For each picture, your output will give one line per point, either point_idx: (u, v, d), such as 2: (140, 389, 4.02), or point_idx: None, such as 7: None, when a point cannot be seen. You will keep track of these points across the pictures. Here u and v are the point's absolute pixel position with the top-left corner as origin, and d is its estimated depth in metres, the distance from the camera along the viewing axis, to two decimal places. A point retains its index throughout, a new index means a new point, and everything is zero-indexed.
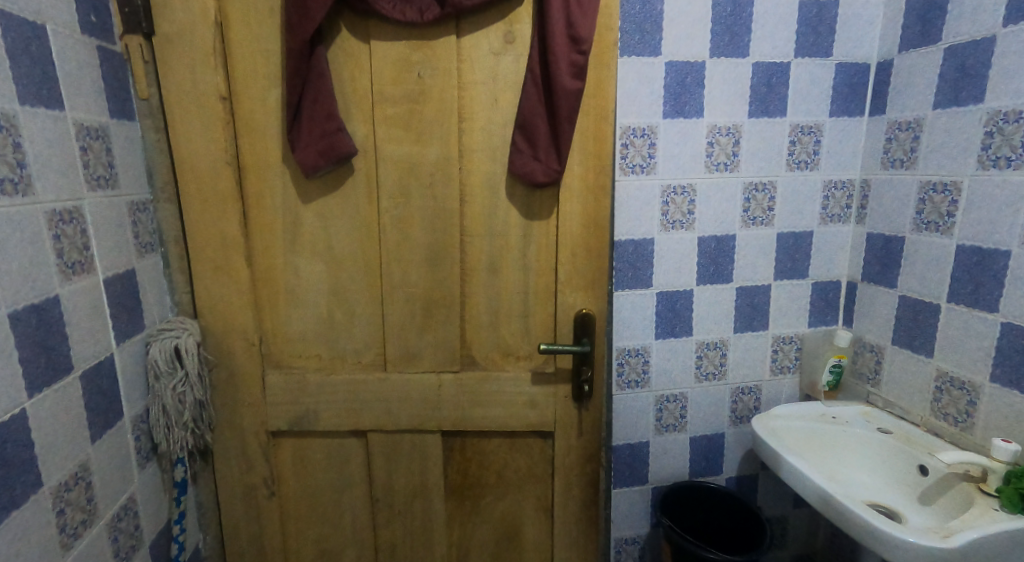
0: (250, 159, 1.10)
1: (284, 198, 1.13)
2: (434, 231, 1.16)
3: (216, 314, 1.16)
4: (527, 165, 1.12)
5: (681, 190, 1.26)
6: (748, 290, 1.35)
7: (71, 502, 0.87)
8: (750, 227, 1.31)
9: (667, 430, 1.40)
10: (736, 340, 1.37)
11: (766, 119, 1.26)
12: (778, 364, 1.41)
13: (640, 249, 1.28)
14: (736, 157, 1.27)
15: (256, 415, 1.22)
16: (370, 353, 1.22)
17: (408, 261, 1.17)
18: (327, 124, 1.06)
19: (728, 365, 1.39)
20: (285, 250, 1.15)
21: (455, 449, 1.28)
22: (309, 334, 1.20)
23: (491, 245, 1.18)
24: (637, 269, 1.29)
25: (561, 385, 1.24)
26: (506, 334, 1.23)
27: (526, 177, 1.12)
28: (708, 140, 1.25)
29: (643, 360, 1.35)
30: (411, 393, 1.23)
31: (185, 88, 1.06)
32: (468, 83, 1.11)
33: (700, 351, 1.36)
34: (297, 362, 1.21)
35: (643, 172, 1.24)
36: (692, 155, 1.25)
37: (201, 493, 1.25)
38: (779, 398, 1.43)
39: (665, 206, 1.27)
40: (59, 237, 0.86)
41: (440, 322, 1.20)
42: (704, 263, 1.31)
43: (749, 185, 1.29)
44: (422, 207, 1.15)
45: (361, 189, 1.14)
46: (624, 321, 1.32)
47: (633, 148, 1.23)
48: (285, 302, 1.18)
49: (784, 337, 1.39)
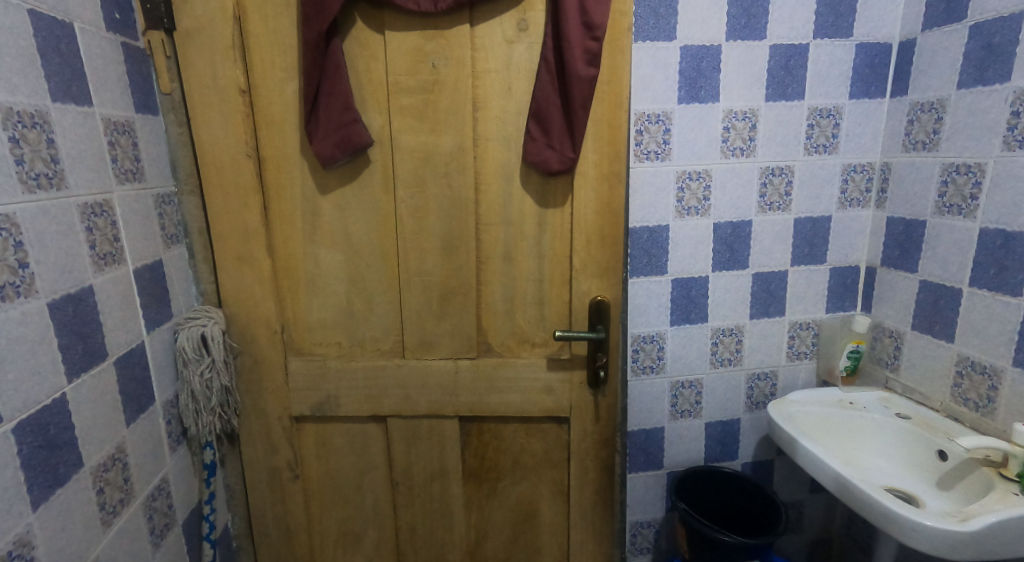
0: (270, 151, 1.13)
1: (303, 189, 1.16)
2: (450, 221, 1.18)
3: (240, 303, 1.20)
4: (541, 154, 1.12)
5: (696, 176, 1.26)
6: (764, 276, 1.34)
7: (110, 481, 0.91)
8: (767, 212, 1.30)
9: (682, 416, 1.41)
10: (752, 327, 1.38)
11: (784, 102, 1.24)
12: (795, 350, 1.40)
13: (655, 236, 1.28)
14: (753, 143, 1.26)
15: (279, 401, 1.26)
16: (389, 340, 1.25)
17: (425, 250, 1.19)
18: (344, 116, 1.08)
19: (744, 352, 1.39)
20: (305, 240, 1.19)
21: (473, 433, 1.31)
22: (329, 322, 1.24)
23: (506, 234, 1.19)
24: (652, 255, 1.29)
25: (576, 371, 1.26)
26: (522, 322, 1.24)
27: (541, 166, 1.12)
28: (724, 125, 1.24)
29: (658, 346, 1.36)
30: (429, 379, 1.26)
31: (205, 82, 1.09)
32: (482, 72, 1.11)
33: (715, 337, 1.37)
34: (318, 348, 1.25)
35: (659, 158, 1.24)
36: (708, 141, 1.25)
37: (229, 475, 1.30)
38: (795, 383, 1.42)
39: (680, 192, 1.27)
40: (91, 229, 0.89)
41: (456, 311, 1.23)
42: (720, 249, 1.31)
43: (767, 169, 1.28)
44: (437, 196, 1.17)
45: (378, 180, 1.16)
46: (639, 308, 1.33)
47: (648, 135, 1.23)
48: (307, 290, 1.22)
49: (801, 323, 1.38)
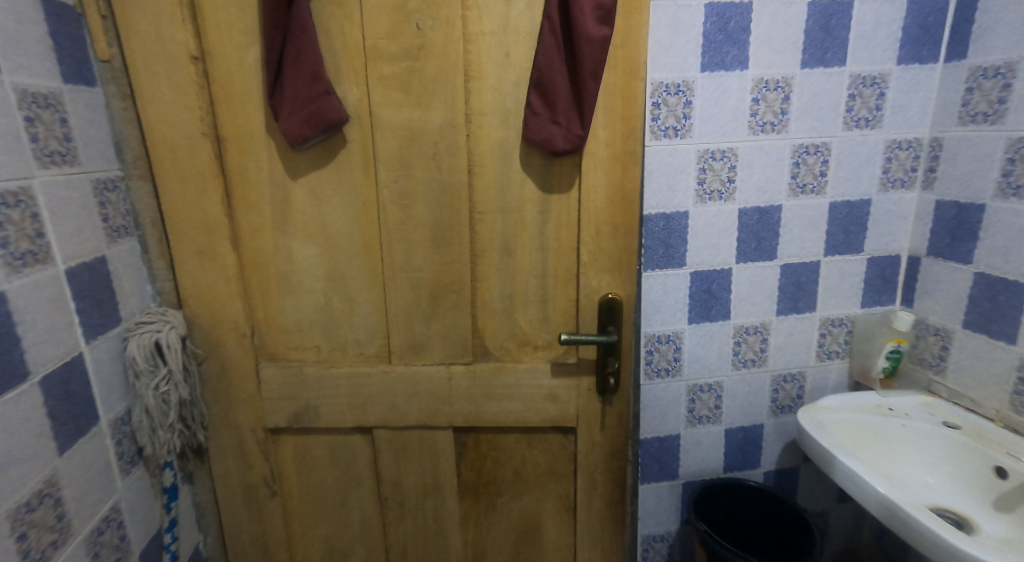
0: (231, 129, 0.98)
1: (271, 173, 1.01)
2: (440, 208, 1.03)
3: (203, 303, 1.06)
4: (544, 132, 0.96)
5: (720, 155, 1.11)
6: (794, 268, 1.21)
7: (36, 523, 0.77)
8: (799, 196, 1.16)
9: (700, 422, 1.28)
10: (779, 324, 1.24)
11: (822, 69, 1.08)
12: (826, 349, 1.26)
13: (672, 223, 1.14)
14: (786, 116, 1.10)
15: (252, 411, 1.12)
16: (373, 344, 1.11)
17: (412, 243, 1.05)
18: (313, 87, 0.92)
19: (770, 351, 1.25)
20: (275, 232, 1.04)
21: (469, 445, 1.18)
22: (306, 323, 1.10)
23: (504, 223, 1.04)
24: (669, 246, 1.15)
25: (584, 377, 1.12)
26: (522, 322, 1.10)
27: (543, 146, 0.97)
28: (753, 96, 1.09)
29: (675, 347, 1.22)
30: (419, 386, 1.12)
31: (151, 47, 0.93)
32: (475, 34, 0.96)
33: (738, 336, 1.24)
34: (294, 354, 1.11)
35: (678, 135, 1.09)
36: (734, 115, 1.09)
37: (199, 492, 1.17)
38: (825, 386, 1.29)
39: (702, 173, 1.12)
40: (3, 224, 0.75)
41: (448, 311, 1.09)
42: (746, 239, 1.17)
43: (800, 147, 1.13)
44: (425, 180, 1.02)
45: (357, 162, 1.01)
46: (654, 305, 1.19)
47: (666, 109, 1.07)
48: (279, 288, 1.08)
49: (833, 319, 1.25)
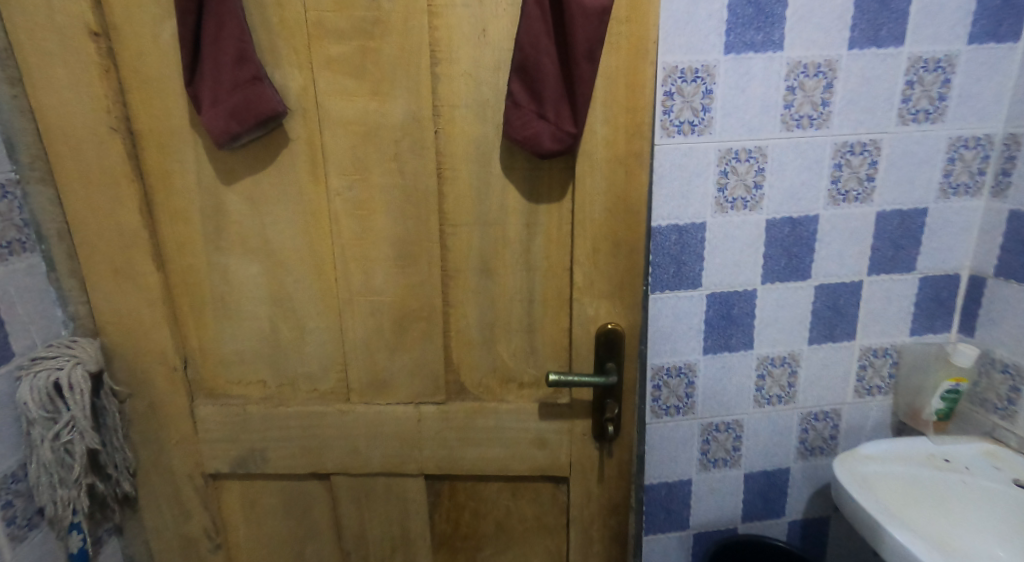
0: (147, 123, 0.80)
1: (199, 176, 0.83)
2: (404, 220, 0.85)
3: (123, 331, 0.88)
4: (529, 128, 0.77)
5: (745, 155, 0.92)
6: (831, 289, 1.01)
7: None
8: (840, 204, 0.96)
9: (715, 466, 1.10)
10: (811, 355, 1.05)
11: (874, 50, 0.88)
12: (866, 384, 1.08)
13: (686, 237, 0.95)
14: (828, 108, 0.91)
15: (187, 455, 0.96)
16: (329, 379, 0.94)
17: (372, 261, 0.87)
18: (238, 70, 0.73)
19: (799, 386, 1.07)
20: (207, 247, 0.87)
21: (444, 494, 1.01)
22: (249, 355, 0.92)
23: (482, 238, 0.86)
24: (681, 264, 0.97)
25: (578, 421, 0.94)
26: (505, 355, 0.92)
27: (528, 146, 0.78)
28: (788, 84, 0.89)
29: (687, 381, 1.04)
30: (383, 428, 0.95)
31: (42, 22, 0.75)
32: (443, 6, 0.77)
33: (762, 369, 1.05)
34: (236, 390, 0.94)
35: (694, 131, 0.90)
36: (764, 107, 0.90)
37: (131, 545, 0.99)
38: (864, 425, 1.10)
39: (723, 177, 0.93)
40: None
41: (416, 341, 0.91)
42: (774, 255, 0.98)
43: (843, 146, 0.93)
44: (385, 186, 0.83)
45: (302, 164, 0.83)
46: (662, 332, 1.01)
47: (681, 99, 0.88)
48: (215, 313, 0.90)
49: (875, 349, 1.06)
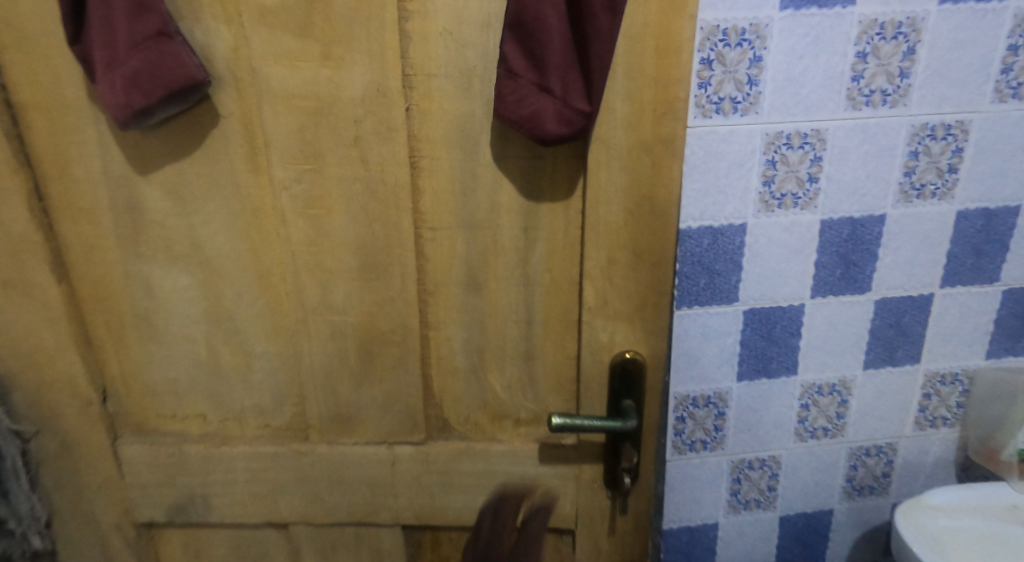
0: (32, 97, 0.62)
1: (104, 165, 0.65)
2: (368, 223, 0.66)
3: (24, 357, 0.72)
4: (526, 106, 0.57)
5: (799, 140, 0.73)
6: (895, 305, 0.84)
7: None
8: (913, 201, 0.78)
9: (745, 508, 0.93)
10: (865, 381, 0.88)
11: (971, 5, 0.69)
12: (928, 415, 0.90)
13: (720, 242, 0.78)
14: (907, 80, 0.71)
15: (113, 501, 0.79)
16: (283, 413, 0.77)
17: (329, 273, 0.68)
18: (133, 22, 0.53)
19: (849, 418, 0.90)
20: (122, 255, 0.69)
21: (424, 546, 0.84)
22: (183, 384, 0.75)
23: (468, 245, 0.68)
24: (714, 274, 0.79)
25: (585, 466, 0.77)
26: (497, 387, 0.75)
27: (525, 130, 0.58)
28: (858, 49, 0.70)
29: (716, 413, 0.87)
30: (348, 472, 0.78)
31: None
32: None
33: (806, 398, 0.88)
34: (170, 425, 0.77)
35: (737, 110, 0.71)
36: (826, 79, 0.71)
37: None
38: (923, 462, 0.93)
39: (770, 168, 0.74)
40: None
41: (387, 371, 0.73)
42: (828, 263, 0.80)
43: (922, 128, 0.74)
44: (343, 179, 0.64)
45: (236, 150, 0.64)
46: (688, 356, 0.84)
47: (722, 69, 0.69)
48: (138, 335, 0.73)
49: (943, 375, 0.88)
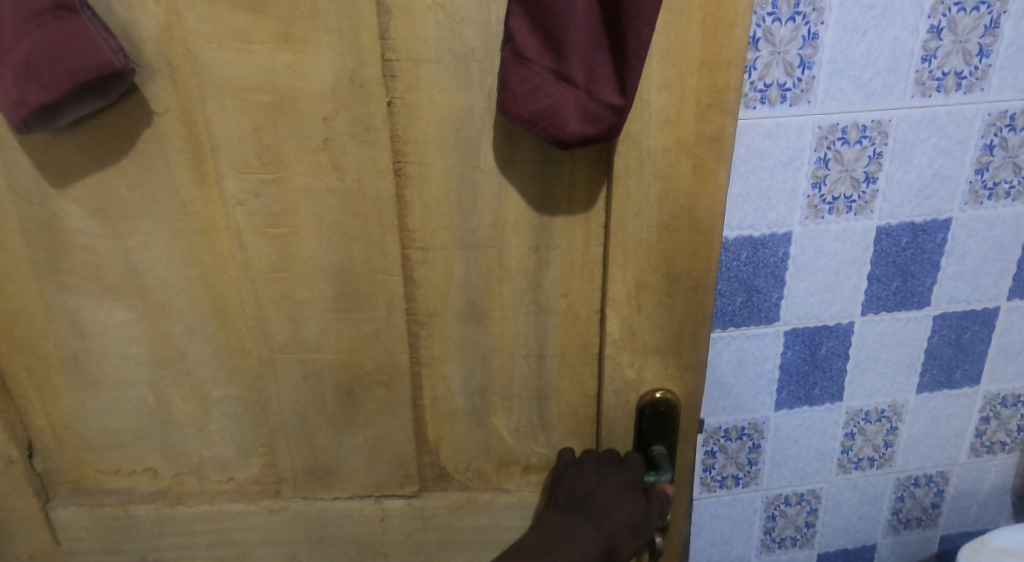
0: None
1: (9, 181, 0.52)
2: (344, 246, 0.53)
3: None
4: (542, 98, 0.44)
5: (856, 133, 0.62)
6: (956, 321, 0.73)
7: None
8: (984, 202, 0.67)
9: (780, 547, 0.83)
10: (918, 406, 0.77)
11: None
12: (986, 440, 0.80)
13: (762, 254, 0.66)
14: (987, 60, 0.60)
15: None
16: (251, 465, 0.65)
17: (297, 308, 0.56)
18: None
19: (898, 446, 0.79)
20: (41, 289, 0.56)
21: None
22: (128, 437, 0.63)
23: (467, 269, 0.56)
24: (753, 292, 0.68)
25: None
26: (503, 431, 0.64)
27: (540, 129, 0.45)
28: (933, 22, 0.58)
29: (751, 446, 0.76)
30: (330, 531, 0.67)
31: None
32: None
33: (851, 427, 0.77)
34: (114, 482, 0.66)
35: (786, 98, 0.59)
36: (893, 60, 0.59)
37: None
38: (977, 490, 0.83)
39: (821, 167, 0.63)
40: None
41: (371, 418, 0.62)
42: (884, 276, 0.69)
43: (1000, 117, 0.63)
44: (310, 193, 0.51)
45: (175, 158, 0.51)
46: (720, 384, 0.73)
47: (771, 49, 0.57)
48: (68, 382, 0.61)
49: (1004, 396, 0.78)
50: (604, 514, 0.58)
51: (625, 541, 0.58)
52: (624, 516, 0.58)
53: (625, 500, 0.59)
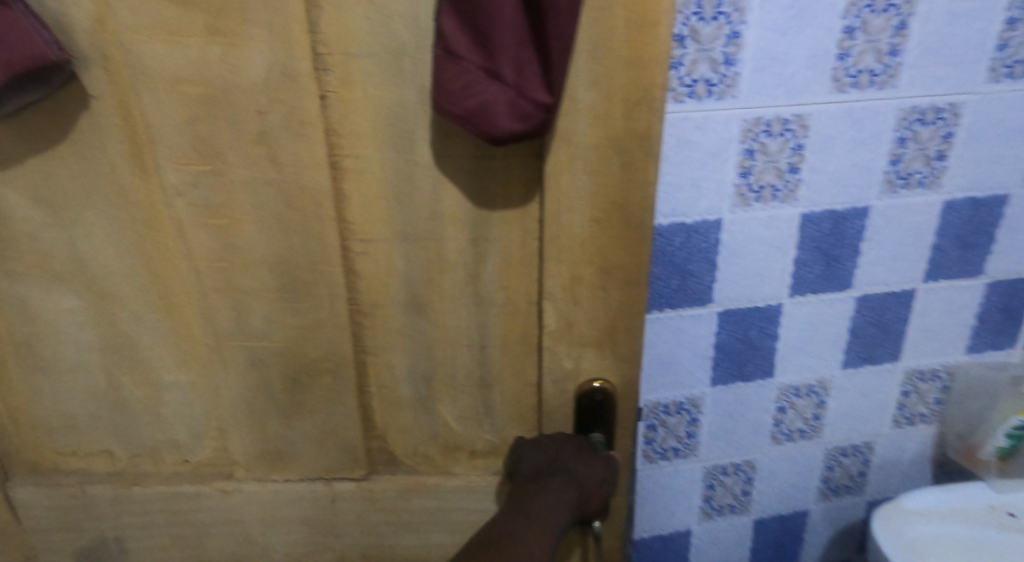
0: None
1: None
2: (286, 234, 0.56)
3: None
4: (473, 96, 0.46)
5: (779, 127, 0.66)
6: (877, 302, 0.78)
7: None
8: (899, 191, 0.72)
9: (719, 514, 0.89)
10: (844, 381, 0.83)
11: None
12: (907, 412, 0.86)
13: (694, 239, 0.70)
14: (897, 59, 0.64)
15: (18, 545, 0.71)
16: (205, 446, 0.68)
17: (244, 294, 0.59)
18: None
19: (826, 419, 0.85)
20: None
21: None
22: (84, 420, 0.66)
23: (407, 258, 0.59)
24: (687, 275, 0.72)
25: None
26: (448, 411, 0.67)
27: (473, 125, 0.47)
28: (847, 23, 0.62)
29: (689, 420, 0.81)
30: (284, 508, 0.70)
31: None
32: None
33: (782, 400, 0.83)
34: (74, 462, 0.68)
35: (712, 93, 0.63)
36: (810, 57, 0.63)
37: None
38: (900, 459, 0.90)
39: (747, 158, 0.67)
40: None
41: (319, 399, 0.65)
42: (809, 260, 0.74)
43: (911, 112, 0.67)
44: (249, 185, 0.54)
45: (118, 151, 0.54)
46: (659, 362, 0.77)
47: (696, 47, 0.61)
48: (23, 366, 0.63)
49: (922, 371, 0.84)
50: (572, 471, 0.63)
51: (595, 490, 0.64)
52: (587, 469, 0.63)
53: (586, 458, 0.64)
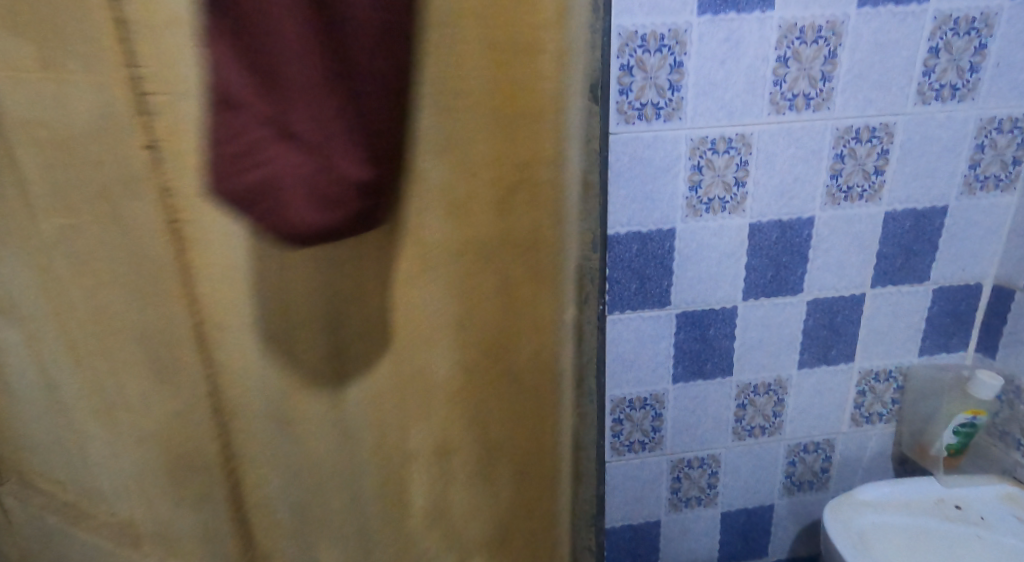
0: None
1: None
2: (140, 306, 0.49)
3: None
4: (254, 167, 0.30)
5: (724, 145, 0.73)
6: (828, 305, 0.84)
7: None
8: (841, 203, 0.78)
9: (687, 506, 0.95)
10: (801, 380, 0.89)
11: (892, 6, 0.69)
12: (865, 411, 0.92)
13: (649, 247, 0.78)
14: (830, 84, 0.71)
15: None
16: (110, 511, 0.63)
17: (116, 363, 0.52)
18: None
19: (786, 416, 0.91)
20: None
21: None
22: (23, 461, 0.66)
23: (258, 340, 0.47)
24: (645, 280, 0.79)
25: None
26: (339, 518, 0.54)
27: (259, 212, 0.31)
28: (780, 53, 0.69)
29: (653, 414, 0.88)
30: None
31: None
32: None
33: (743, 398, 0.89)
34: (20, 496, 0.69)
35: (660, 116, 0.71)
36: (748, 83, 0.70)
37: None
38: (860, 456, 0.95)
39: (696, 173, 0.74)
40: None
41: (200, 481, 0.56)
42: (759, 267, 0.81)
43: (847, 131, 0.74)
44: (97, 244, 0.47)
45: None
46: (622, 361, 0.84)
47: (643, 75, 0.69)
48: None
49: (877, 372, 0.89)
50: None
51: None
52: None
53: None
